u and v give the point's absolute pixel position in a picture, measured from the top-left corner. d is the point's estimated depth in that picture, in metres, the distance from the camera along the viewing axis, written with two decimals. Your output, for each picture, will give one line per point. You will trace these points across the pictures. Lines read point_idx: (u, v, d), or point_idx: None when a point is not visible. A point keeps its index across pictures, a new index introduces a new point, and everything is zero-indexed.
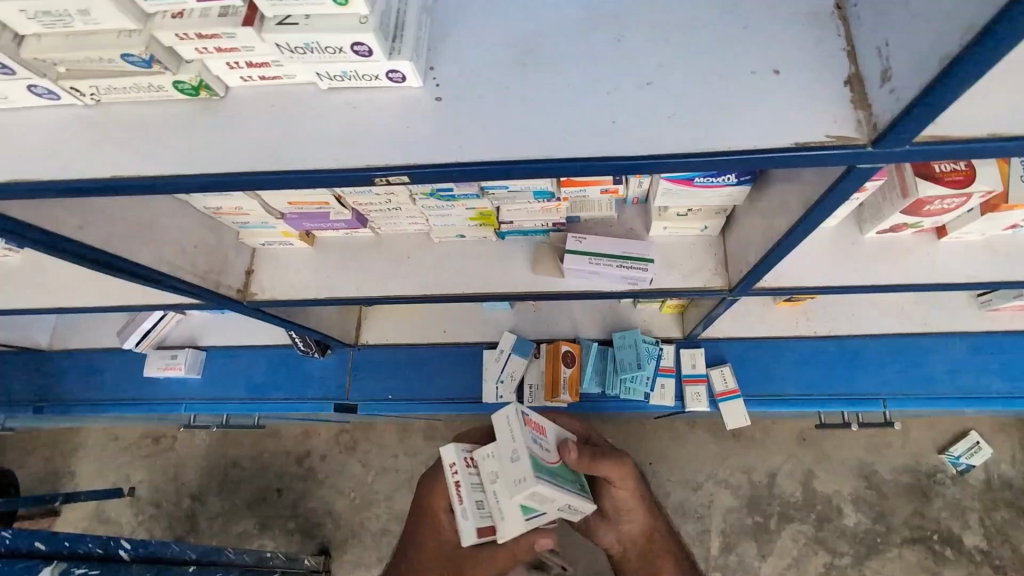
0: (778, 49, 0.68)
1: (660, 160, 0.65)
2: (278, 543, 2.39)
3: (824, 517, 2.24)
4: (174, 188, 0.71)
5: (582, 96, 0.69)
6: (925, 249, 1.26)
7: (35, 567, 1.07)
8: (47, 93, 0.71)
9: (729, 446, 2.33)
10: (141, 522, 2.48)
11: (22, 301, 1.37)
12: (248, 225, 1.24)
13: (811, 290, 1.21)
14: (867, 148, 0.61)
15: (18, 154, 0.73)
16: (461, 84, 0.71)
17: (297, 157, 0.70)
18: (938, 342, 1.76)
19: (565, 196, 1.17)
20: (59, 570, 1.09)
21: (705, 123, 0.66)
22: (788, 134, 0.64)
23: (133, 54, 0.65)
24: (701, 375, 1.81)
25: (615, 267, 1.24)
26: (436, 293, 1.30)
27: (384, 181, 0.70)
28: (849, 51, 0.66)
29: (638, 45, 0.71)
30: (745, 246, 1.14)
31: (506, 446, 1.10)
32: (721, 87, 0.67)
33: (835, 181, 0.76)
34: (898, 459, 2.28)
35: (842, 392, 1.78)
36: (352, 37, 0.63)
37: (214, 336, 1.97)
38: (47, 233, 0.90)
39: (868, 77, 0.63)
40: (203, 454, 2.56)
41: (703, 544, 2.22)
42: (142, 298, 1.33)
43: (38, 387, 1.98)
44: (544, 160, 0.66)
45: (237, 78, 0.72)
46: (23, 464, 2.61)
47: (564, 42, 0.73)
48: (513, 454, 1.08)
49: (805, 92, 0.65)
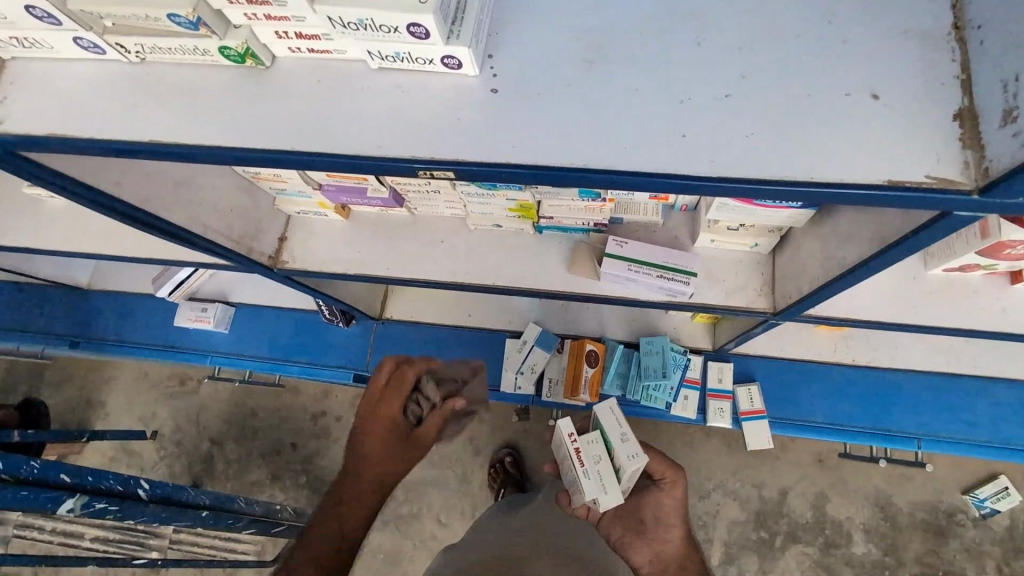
0: (881, 70, 0.61)
1: (731, 184, 0.59)
2: (287, 495, 2.45)
3: (833, 542, 2.17)
4: (213, 158, 0.68)
5: (651, 102, 0.63)
6: (993, 292, 1.15)
7: (59, 498, 1.04)
8: (93, 46, 0.69)
9: (745, 460, 2.26)
10: (162, 458, 2.58)
11: (63, 244, 1.39)
12: (285, 192, 1.22)
13: (861, 324, 1.12)
14: (972, 194, 0.55)
15: (60, 105, 0.71)
16: (521, 76, 0.66)
17: (338, 136, 0.66)
18: (987, 387, 1.65)
19: (611, 197, 1.10)
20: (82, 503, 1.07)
21: (788, 148, 0.59)
22: (881, 169, 0.57)
23: (180, 15, 0.61)
24: (727, 392, 1.74)
25: (655, 277, 1.18)
26: (465, 280, 1.26)
27: (427, 174, 0.66)
28: (963, 79, 0.59)
29: (720, 50, 0.64)
30: (798, 272, 1.07)
31: (615, 428, 1.19)
32: (809, 109, 0.61)
33: (925, 223, 0.69)
34: (918, 494, 2.18)
35: (874, 426, 1.70)
36: (409, 18, 0.58)
37: (243, 293, 1.99)
38: (85, 187, 0.89)
39: (985, 113, 0.56)
40: (223, 403, 2.62)
41: (704, 553, 2.19)
42: (178, 252, 1.34)
43: (74, 322, 2.04)
44: (605, 169, 0.61)
45: (285, 48, 0.68)
46: (57, 390, 2.72)
47: (637, 39, 0.66)
48: (625, 435, 1.18)
49: (907, 125, 0.58)
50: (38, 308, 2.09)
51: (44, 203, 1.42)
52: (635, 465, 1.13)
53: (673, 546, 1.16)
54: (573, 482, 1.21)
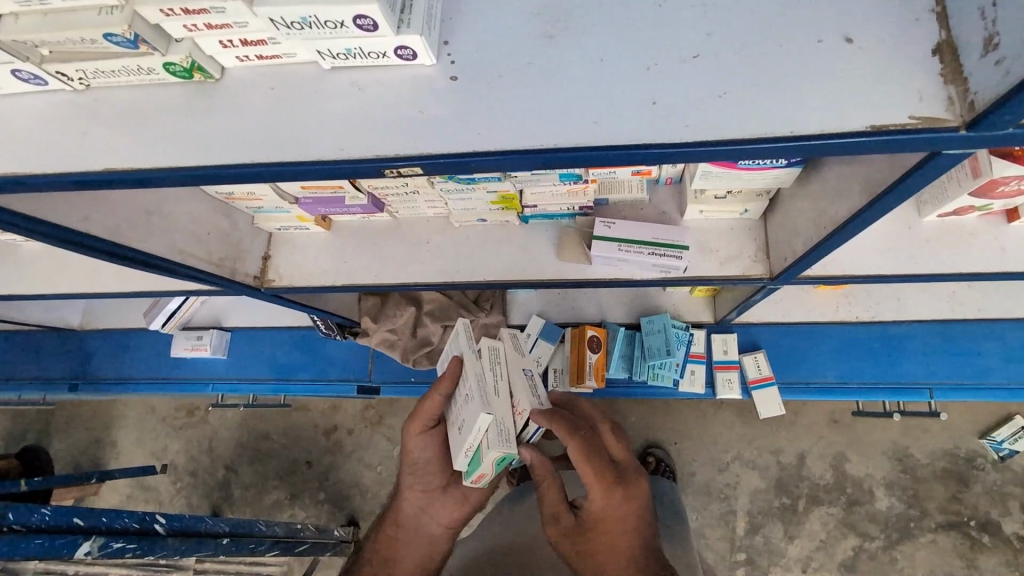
0: (849, 13, 0.59)
1: (707, 149, 0.57)
2: (308, 513, 2.44)
3: (856, 500, 2.16)
4: (170, 181, 0.66)
5: (615, 71, 0.61)
6: (992, 233, 1.12)
7: (75, 542, 0.97)
8: (34, 77, 0.66)
9: (759, 429, 2.24)
10: (180, 490, 2.57)
11: (47, 287, 1.37)
12: (262, 209, 1.20)
13: (861, 281, 1.10)
14: (960, 130, 0.52)
15: (5, 143, 0.68)
16: (480, 59, 0.63)
17: (294, 146, 0.64)
18: (996, 329, 1.62)
19: (593, 177, 1.07)
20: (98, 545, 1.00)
21: (766, 103, 0.57)
22: (863, 114, 0.55)
23: (116, 34, 0.59)
24: (734, 362, 1.73)
25: (647, 254, 1.14)
26: (455, 279, 1.24)
27: (394, 173, 0.62)
28: (938, 12, 0.56)
29: (681, 9, 0.62)
30: (791, 234, 1.04)
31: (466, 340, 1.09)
32: (783, 60, 0.58)
33: (917, 164, 0.67)
34: (936, 444, 2.16)
35: (886, 381, 1.67)
36: (354, 10, 0.56)
37: (236, 316, 1.97)
38: (51, 226, 0.86)
39: (964, 44, 0.53)
40: (232, 429, 2.60)
41: (728, 525, 2.19)
42: (163, 283, 1.32)
43: (72, 365, 2.02)
44: (576, 147, 0.58)
45: (233, 57, 0.66)
46: (65, 434, 2.70)
47: (594, 6, 0.64)
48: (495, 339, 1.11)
49: (883, 66, 0.56)
50: (34, 353, 2.07)
51: (20, 247, 1.39)
52: (506, 338, 1.10)
53: (626, 508, 0.95)
54: (474, 380, 0.96)
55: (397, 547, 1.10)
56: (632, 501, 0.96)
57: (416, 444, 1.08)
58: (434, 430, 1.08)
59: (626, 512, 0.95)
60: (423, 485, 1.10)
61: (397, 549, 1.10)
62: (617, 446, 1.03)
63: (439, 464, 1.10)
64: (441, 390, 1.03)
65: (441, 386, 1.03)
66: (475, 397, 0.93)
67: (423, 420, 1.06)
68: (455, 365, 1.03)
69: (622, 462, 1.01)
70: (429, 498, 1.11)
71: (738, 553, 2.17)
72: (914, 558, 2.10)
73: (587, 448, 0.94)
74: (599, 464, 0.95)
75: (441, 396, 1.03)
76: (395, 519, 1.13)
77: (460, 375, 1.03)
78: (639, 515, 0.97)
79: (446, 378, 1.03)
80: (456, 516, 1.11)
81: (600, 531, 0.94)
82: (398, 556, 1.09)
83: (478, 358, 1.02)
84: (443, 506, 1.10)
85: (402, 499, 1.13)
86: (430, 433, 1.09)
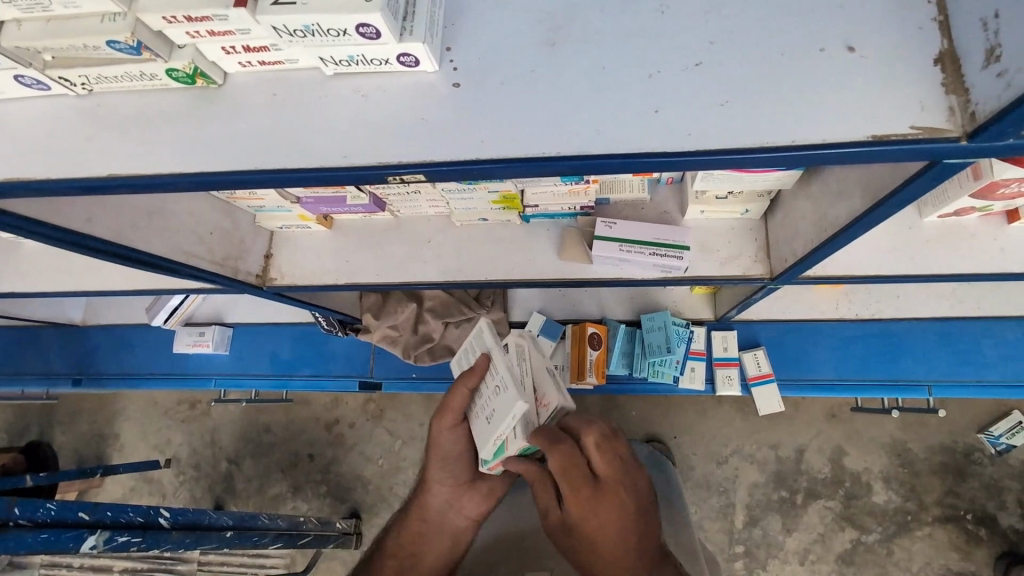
0: (851, 21, 0.58)
1: (709, 157, 0.57)
2: (311, 506, 2.47)
3: (853, 493, 2.18)
4: (172, 187, 0.66)
5: (619, 76, 0.61)
6: (991, 234, 1.11)
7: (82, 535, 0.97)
8: (36, 83, 0.67)
9: (758, 423, 2.26)
10: (183, 482, 2.59)
11: (48, 285, 1.37)
12: (264, 209, 1.20)
13: (860, 281, 1.10)
14: (960, 141, 0.52)
15: (7, 147, 0.68)
16: (482, 67, 0.64)
17: (296, 151, 0.64)
18: (995, 327, 1.62)
19: (594, 177, 1.09)
20: (104, 539, 0.99)
21: (768, 110, 0.57)
22: (864, 124, 0.55)
23: (119, 41, 0.60)
24: (734, 359, 1.73)
25: (648, 255, 1.14)
26: (458, 278, 1.24)
27: (398, 180, 0.63)
28: (941, 21, 0.56)
29: (685, 15, 0.62)
30: (792, 234, 1.04)
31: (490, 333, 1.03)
32: (786, 68, 0.58)
33: (916, 173, 0.67)
34: (933, 438, 2.18)
35: (884, 378, 1.67)
36: (356, 19, 0.56)
37: (238, 312, 1.98)
38: (57, 230, 0.86)
39: (967, 53, 0.53)
40: (234, 423, 2.62)
41: (726, 518, 2.21)
42: (165, 282, 1.32)
43: (74, 360, 2.03)
44: (577, 155, 0.59)
45: (235, 64, 0.66)
46: (69, 427, 2.72)
47: (597, 12, 0.64)
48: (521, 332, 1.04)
49: (884, 74, 0.56)
50: (37, 349, 2.09)
51: (22, 245, 1.39)
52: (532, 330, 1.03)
53: (609, 522, 0.81)
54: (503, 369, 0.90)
55: (421, 543, 1.03)
56: (617, 512, 0.82)
57: (446, 435, 1.02)
58: (463, 423, 1.03)
59: (610, 524, 0.81)
60: (453, 479, 1.04)
61: (422, 545, 1.03)
62: (602, 454, 0.84)
63: (469, 455, 1.04)
64: (468, 382, 0.98)
65: (469, 379, 0.98)
66: (506, 390, 0.87)
67: (454, 413, 1.01)
68: (484, 361, 0.96)
69: (606, 473, 0.83)
70: (457, 492, 1.04)
71: (735, 546, 2.19)
72: (910, 551, 2.12)
73: (565, 464, 0.81)
74: (576, 480, 0.81)
75: (468, 391, 0.98)
76: (419, 516, 1.06)
77: (488, 369, 0.97)
78: (629, 529, 0.82)
79: (473, 371, 0.97)
80: (483, 509, 1.06)
81: (586, 545, 0.81)
82: (423, 552, 1.02)
83: (506, 353, 0.95)
84: (471, 498, 1.05)
85: (426, 493, 1.06)
86: (460, 427, 1.03)
